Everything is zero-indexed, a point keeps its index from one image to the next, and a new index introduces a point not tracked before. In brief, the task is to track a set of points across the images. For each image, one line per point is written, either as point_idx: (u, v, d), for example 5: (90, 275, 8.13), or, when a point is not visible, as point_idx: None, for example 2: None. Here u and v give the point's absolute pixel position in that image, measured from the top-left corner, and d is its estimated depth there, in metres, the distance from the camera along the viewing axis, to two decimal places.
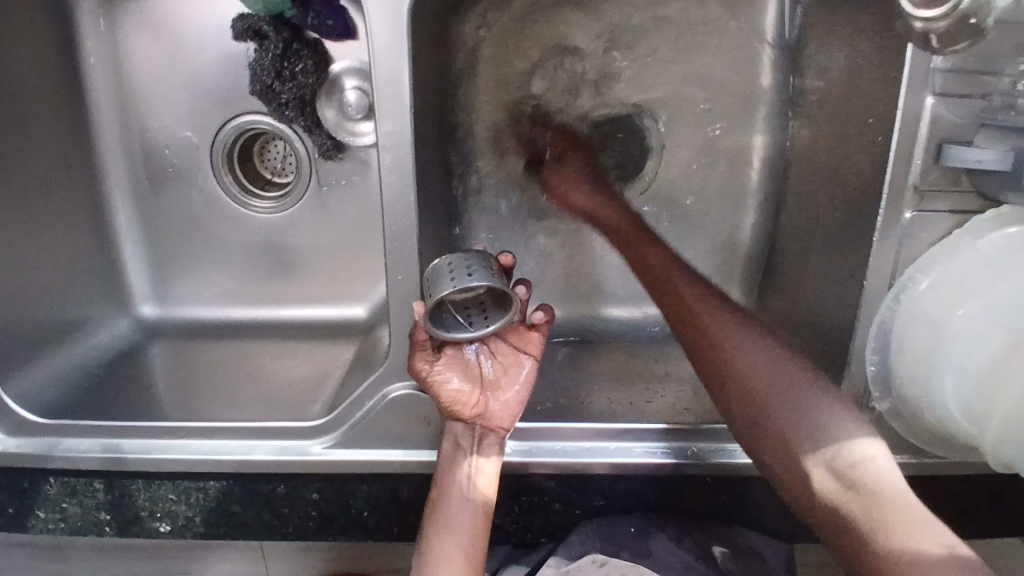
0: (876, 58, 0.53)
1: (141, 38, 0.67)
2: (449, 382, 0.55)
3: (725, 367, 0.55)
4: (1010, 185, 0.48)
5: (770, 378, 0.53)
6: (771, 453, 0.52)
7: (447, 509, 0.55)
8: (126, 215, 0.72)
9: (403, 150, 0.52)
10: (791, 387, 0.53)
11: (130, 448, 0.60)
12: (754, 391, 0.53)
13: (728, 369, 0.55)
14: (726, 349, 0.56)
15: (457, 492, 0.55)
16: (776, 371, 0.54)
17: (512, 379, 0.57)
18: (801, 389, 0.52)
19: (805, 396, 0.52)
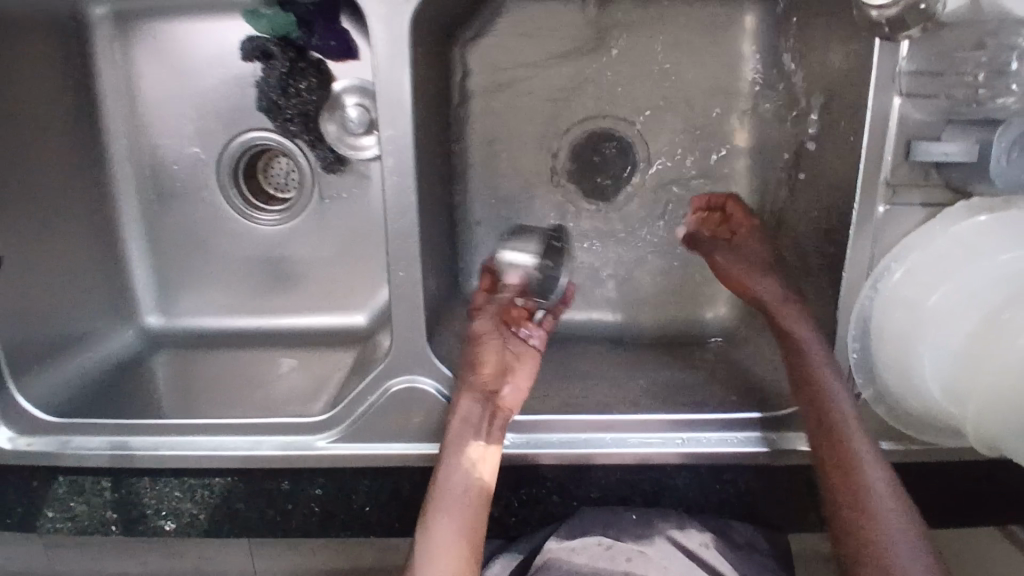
0: (847, 62, 0.56)
1: (151, 59, 0.70)
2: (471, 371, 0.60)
3: (829, 418, 0.56)
4: (977, 175, 0.51)
5: (868, 456, 0.56)
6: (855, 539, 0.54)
7: (447, 491, 0.57)
8: (135, 229, 0.74)
9: (402, 153, 0.56)
10: (882, 479, 0.55)
11: (138, 445, 0.61)
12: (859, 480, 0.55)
13: (831, 430, 0.56)
14: (835, 402, 0.57)
15: (460, 475, 0.57)
16: (873, 454, 0.56)
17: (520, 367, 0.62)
18: (890, 483, 0.55)
19: (896, 502, 0.55)
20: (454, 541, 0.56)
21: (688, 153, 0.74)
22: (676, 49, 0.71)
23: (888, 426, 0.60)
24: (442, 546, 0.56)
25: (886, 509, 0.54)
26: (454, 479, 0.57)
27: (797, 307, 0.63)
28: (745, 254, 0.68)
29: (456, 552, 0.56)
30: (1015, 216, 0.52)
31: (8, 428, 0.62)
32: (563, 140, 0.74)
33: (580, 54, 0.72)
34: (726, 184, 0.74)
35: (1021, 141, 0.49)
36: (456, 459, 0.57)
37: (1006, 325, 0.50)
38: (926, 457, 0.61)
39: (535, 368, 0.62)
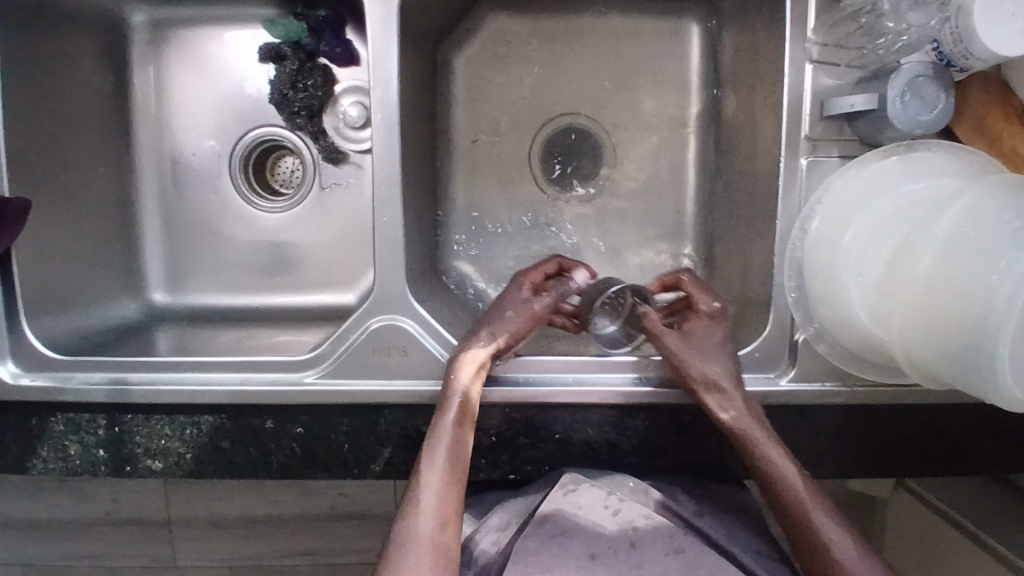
0: (769, 43, 0.66)
1: (180, 62, 0.81)
2: (499, 327, 0.65)
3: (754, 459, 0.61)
4: (882, 121, 0.59)
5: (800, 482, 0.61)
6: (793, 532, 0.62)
7: (437, 444, 0.61)
8: (151, 212, 0.82)
9: (388, 110, 0.65)
10: (814, 498, 0.61)
11: (135, 381, 0.66)
12: (787, 490, 0.61)
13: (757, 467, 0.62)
14: (758, 446, 0.61)
15: (451, 430, 0.61)
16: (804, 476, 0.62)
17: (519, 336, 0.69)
18: (820, 500, 0.61)
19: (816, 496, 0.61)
20: (445, 477, 0.60)
21: (648, 150, 0.81)
22: (641, 57, 0.80)
23: (830, 365, 0.66)
24: (434, 483, 0.60)
25: (824, 523, 0.60)
26: (441, 437, 0.61)
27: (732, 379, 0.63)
28: (694, 343, 0.64)
29: (445, 490, 0.60)
30: (918, 157, 0.61)
31: (14, 364, 0.66)
32: (537, 135, 0.82)
33: (549, 59, 0.80)
34: (681, 176, 0.81)
35: (911, 86, 0.57)
36: (449, 412, 0.61)
37: (912, 245, 0.54)
38: (868, 396, 0.66)
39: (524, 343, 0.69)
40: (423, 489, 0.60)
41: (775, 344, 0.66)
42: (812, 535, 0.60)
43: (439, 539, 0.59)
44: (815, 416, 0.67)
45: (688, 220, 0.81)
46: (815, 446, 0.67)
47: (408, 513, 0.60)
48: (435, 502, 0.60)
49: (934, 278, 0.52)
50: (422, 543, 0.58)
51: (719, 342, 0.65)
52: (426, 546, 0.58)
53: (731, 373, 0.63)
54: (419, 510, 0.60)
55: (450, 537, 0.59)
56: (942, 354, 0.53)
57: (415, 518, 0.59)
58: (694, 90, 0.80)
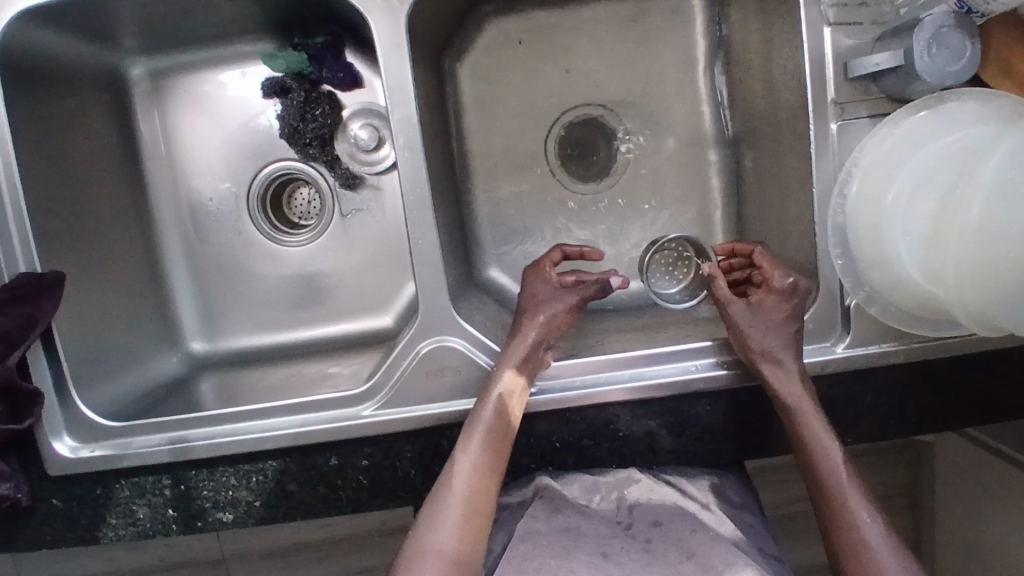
0: (780, 12, 0.65)
1: (185, 108, 0.81)
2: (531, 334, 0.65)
3: (817, 471, 0.61)
4: (909, 77, 0.59)
5: (856, 495, 0.60)
6: (824, 510, 0.61)
7: (475, 430, 0.61)
8: (176, 262, 0.82)
9: (411, 132, 0.64)
10: (867, 511, 0.59)
11: (194, 438, 0.66)
12: (822, 467, 0.61)
13: (818, 478, 0.61)
14: (820, 455, 0.60)
15: (489, 420, 0.61)
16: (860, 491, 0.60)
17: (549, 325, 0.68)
18: (875, 514, 0.59)
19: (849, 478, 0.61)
20: (481, 471, 0.60)
21: (664, 131, 0.80)
22: (646, 40, 0.79)
23: (884, 326, 0.65)
24: (467, 475, 0.60)
25: (872, 534, 0.58)
26: (479, 430, 0.61)
27: (794, 354, 0.63)
28: (761, 315, 0.64)
29: (477, 488, 0.60)
30: (949, 108, 0.60)
31: (71, 437, 0.66)
32: (551, 132, 0.81)
33: (553, 53, 0.79)
34: (701, 153, 0.80)
35: (936, 38, 0.57)
36: (489, 403, 0.61)
37: (958, 197, 0.54)
38: (926, 351, 0.65)
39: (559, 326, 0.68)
40: (456, 477, 0.60)
41: (826, 314, 0.66)
42: (855, 542, 0.58)
43: (457, 537, 0.59)
44: (876, 377, 0.66)
45: (713, 196, 0.81)
46: (877, 409, 0.67)
47: (439, 500, 0.60)
48: (467, 493, 0.60)
49: (989, 228, 0.52)
50: (442, 548, 0.58)
51: (786, 319, 0.63)
52: (443, 544, 0.58)
53: (792, 341, 0.63)
54: (447, 500, 0.59)
55: (471, 536, 0.59)
56: (1005, 304, 0.53)
57: (443, 511, 0.59)
58: (704, 67, 0.79)
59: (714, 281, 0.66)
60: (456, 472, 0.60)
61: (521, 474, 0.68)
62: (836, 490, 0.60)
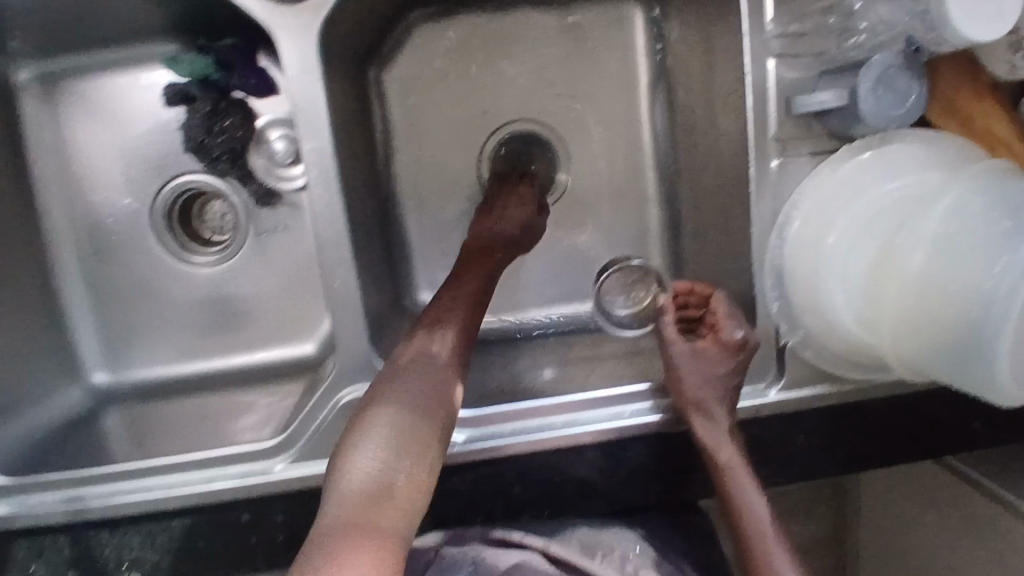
0: (724, 36, 0.61)
1: (77, 117, 0.73)
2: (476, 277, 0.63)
3: (741, 526, 0.60)
4: (853, 117, 0.56)
5: (782, 555, 0.59)
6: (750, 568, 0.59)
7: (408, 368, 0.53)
8: (74, 288, 0.75)
9: (326, 164, 0.58)
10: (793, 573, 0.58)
11: (94, 494, 0.61)
12: (745, 523, 0.60)
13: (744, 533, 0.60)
14: (746, 510, 0.60)
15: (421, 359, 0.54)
16: (787, 550, 0.59)
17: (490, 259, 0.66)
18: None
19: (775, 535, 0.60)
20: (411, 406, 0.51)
21: (603, 148, 0.76)
22: (584, 51, 0.74)
23: (820, 369, 0.63)
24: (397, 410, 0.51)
25: None
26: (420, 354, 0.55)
27: (728, 408, 0.61)
28: (703, 364, 0.61)
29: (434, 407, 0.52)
30: (892, 150, 0.57)
31: None
32: (484, 147, 0.76)
33: (485, 61, 0.74)
34: (639, 171, 0.76)
35: (883, 79, 0.53)
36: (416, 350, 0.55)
37: (902, 246, 0.53)
38: (859, 393, 0.64)
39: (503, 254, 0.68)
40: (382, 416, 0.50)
41: (764, 356, 0.64)
42: None
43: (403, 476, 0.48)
44: (813, 418, 0.65)
45: (652, 216, 0.77)
46: (811, 449, 0.65)
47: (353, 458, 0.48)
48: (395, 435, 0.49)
49: (931, 282, 0.51)
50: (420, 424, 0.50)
51: (726, 372, 0.61)
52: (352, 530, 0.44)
53: (729, 395, 0.61)
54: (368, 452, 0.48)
55: (382, 521, 0.45)
56: (939, 356, 0.52)
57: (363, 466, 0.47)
58: (646, 79, 0.74)
59: (663, 316, 0.64)
60: (393, 391, 0.52)
61: (448, 523, 0.64)
62: (760, 549, 0.59)
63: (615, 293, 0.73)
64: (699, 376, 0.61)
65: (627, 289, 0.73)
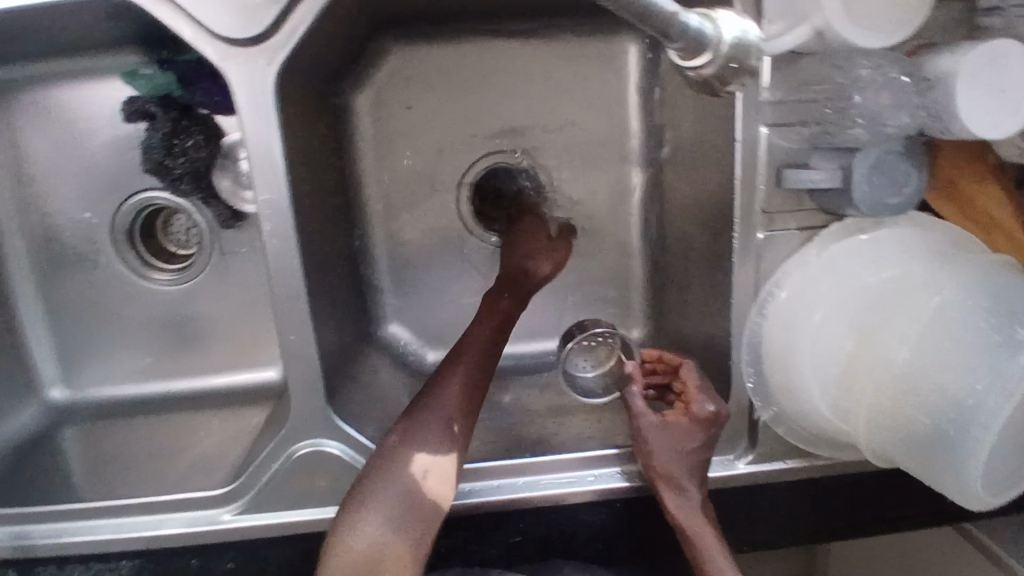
0: (714, 94, 0.57)
1: (31, 127, 0.69)
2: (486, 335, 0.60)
3: None
4: (845, 201, 0.52)
5: None
6: None
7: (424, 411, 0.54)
8: (30, 301, 0.72)
9: (280, 215, 0.55)
10: None
11: (38, 534, 0.60)
12: None
13: None
14: None
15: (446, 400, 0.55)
16: None
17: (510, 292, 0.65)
18: None
19: None
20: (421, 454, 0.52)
21: (586, 184, 0.72)
22: (574, 84, 0.70)
23: (792, 444, 0.61)
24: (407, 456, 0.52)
25: None
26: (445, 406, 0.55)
27: (699, 481, 0.58)
28: (673, 437, 0.57)
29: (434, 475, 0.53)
30: (882, 236, 0.55)
31: None
32: (462, 178, 0.72)
33: (467, 88, 0.70)
34: (624, 209, 0.73)
35: (878, 165, 0.51)
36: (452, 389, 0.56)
37: (886, 338, 0.51)
38: (832, 468, 0.62)
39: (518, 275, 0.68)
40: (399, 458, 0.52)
41: (736, 427, 0.61)
42: None
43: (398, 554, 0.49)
44: (782, 490, 0.63)
45: (635, 256, 0.74)
46: (777, 520, 0.64)
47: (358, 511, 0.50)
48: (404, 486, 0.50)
49: (915, 378, 0.49)
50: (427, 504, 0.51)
51: (698, 445, 0.57)
52: None
53: (699, 468, 0.58)
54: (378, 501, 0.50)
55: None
56: (913, 455, 0.51)
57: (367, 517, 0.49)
58: (634, 117, 0.70)
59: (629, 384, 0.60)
60: (409, 446, 0.52)
61: None
62: None
63: (575, 357, 0.66)
64: (670, 448, 0.57)
65: (592, 352, 0.66)
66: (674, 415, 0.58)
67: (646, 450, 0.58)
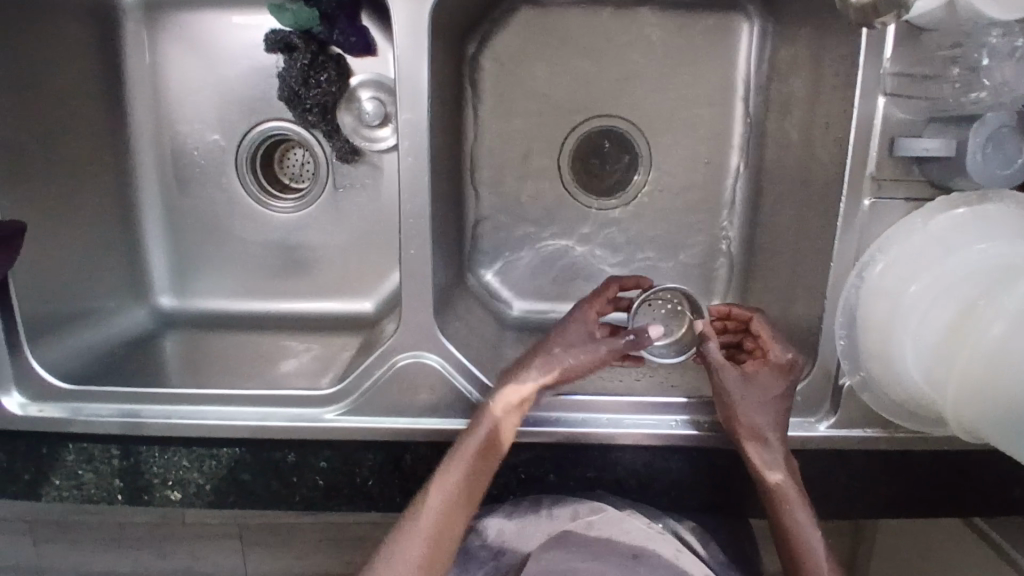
0: (835, 66, 0.60)
1: (178, 49, 0.74)
2: (560, 368, 0.59)
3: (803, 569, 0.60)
4: (953, 172, 0.57)
5: None
6: None
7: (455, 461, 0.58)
8: (153, 211, 0.78)
9: (419, 135, 0.59)
10: None
11: (149, 414, 0.63)
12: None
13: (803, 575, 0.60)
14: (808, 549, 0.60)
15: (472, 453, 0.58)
16: None
17: (573, 343, 0.60)
18: None
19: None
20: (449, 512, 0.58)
21: (686, 156, 0.76)
22: (688, 61, 0.74)
23: (872, 412, 0.63)
24: (437, 510, 0.58)
25: None
26: (439, 490, 0.58)
27: (783, 430, 0.61)
28: (757, 388, 0.60)
29: (444, 537, 0.58)
30: (989, 212, 0.57)
31: (21, 394, 0.63)
32: (569, 138, 0.77)
33: (586, 53, 0.74)
34: (719, 184, 0.77)
35: (993, 138, 0.55)
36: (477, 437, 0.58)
37: (985, 307, 0.52)
38: (908, 442, 0.64)
39: (590, 356, 0.59)
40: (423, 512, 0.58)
41: (815, 388, 0.64)
42: None
43: None
44: (857, 459, 0.65)
45: (724, 230, 0.77)
46: (847, 488, 0.66)
47: (395, 544, 0.58)
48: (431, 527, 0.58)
49: (1006, 348, 0.50)
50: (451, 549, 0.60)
51: (780, 393, 0.61)
52: None
53: (783, 418, 0.61)
54: (410, 535, 0.58)
55: None
56: (1001, 423, 0.52)
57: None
58: (739, 97, 0.75)
59: (705, 342, 0.62)
60: (436, 492, 0.58)
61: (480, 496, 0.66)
62: None
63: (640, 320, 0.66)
64: (756, 402, 0.60)
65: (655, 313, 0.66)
66: (754, 367, 0.62)
67: (727, 406, 0.61)
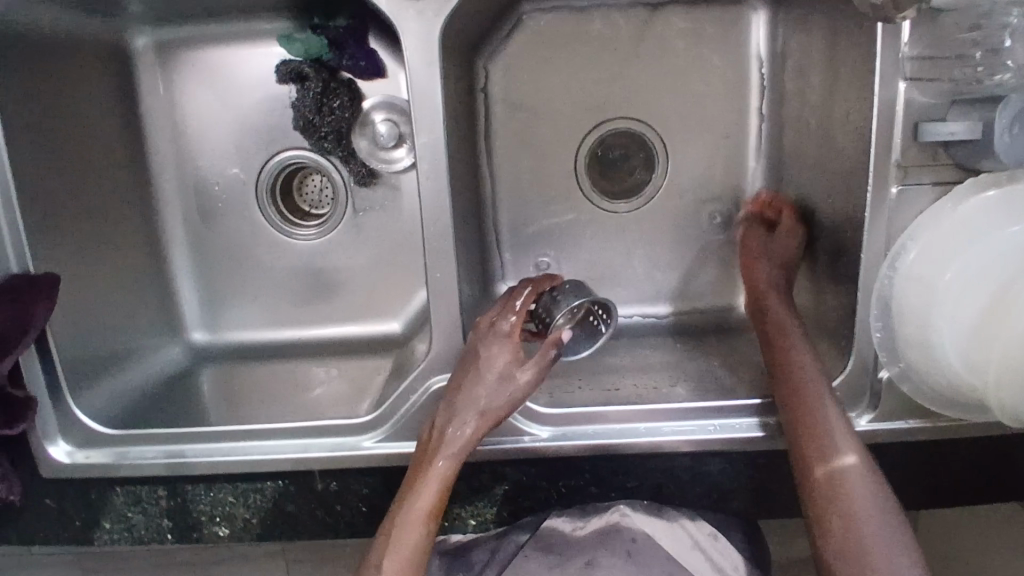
0: (852, 55, 0.59)
1: (192, 87, 0.75)
2: (479, 421, 0.56)
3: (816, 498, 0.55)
4: (985, 153, 0.55)
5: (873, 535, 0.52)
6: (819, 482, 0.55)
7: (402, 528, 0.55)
8: (179, 249, 0.78)
9: (438, 158, 0.59)
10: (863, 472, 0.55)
11: (191, 453, 0.64)
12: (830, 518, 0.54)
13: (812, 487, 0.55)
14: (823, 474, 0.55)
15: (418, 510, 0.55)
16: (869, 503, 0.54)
17: (487, 388, 0.56)
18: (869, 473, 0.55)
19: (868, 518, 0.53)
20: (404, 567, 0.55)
21: (703, 154, 0.76)
22: (699, 57, 0.73)
23: (913, 403, 0.62)
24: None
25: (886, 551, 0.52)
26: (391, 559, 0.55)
27: (784, 297, 0.67)
28: (776, 247, 0.70)
29: None
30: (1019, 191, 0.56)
31: (67, 442, 0.64)
32: (584, 143, 0.76)
33: (596, 57, 0.73)
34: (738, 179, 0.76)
35: (1019, 118, 0.53)
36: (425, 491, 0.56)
37: None
38: (951, 430, 0.63)
39: (512, 392, 0.57)
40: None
41: (855, 382, 0.63)
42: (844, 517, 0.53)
43: None
44: (899, 450, 0.64)
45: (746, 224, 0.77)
46: (891, 479, 0.65)
47: None
48: None
49: None
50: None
51: (786, 248, 0.70)
52: None
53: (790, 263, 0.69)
54: None
55: None
56: None
57: None
58: (754, 90, 0.74)
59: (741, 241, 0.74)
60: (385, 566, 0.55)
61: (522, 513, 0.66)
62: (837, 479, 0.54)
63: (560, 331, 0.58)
64: (769, 272, 0.69)
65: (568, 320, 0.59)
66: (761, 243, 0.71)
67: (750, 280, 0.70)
